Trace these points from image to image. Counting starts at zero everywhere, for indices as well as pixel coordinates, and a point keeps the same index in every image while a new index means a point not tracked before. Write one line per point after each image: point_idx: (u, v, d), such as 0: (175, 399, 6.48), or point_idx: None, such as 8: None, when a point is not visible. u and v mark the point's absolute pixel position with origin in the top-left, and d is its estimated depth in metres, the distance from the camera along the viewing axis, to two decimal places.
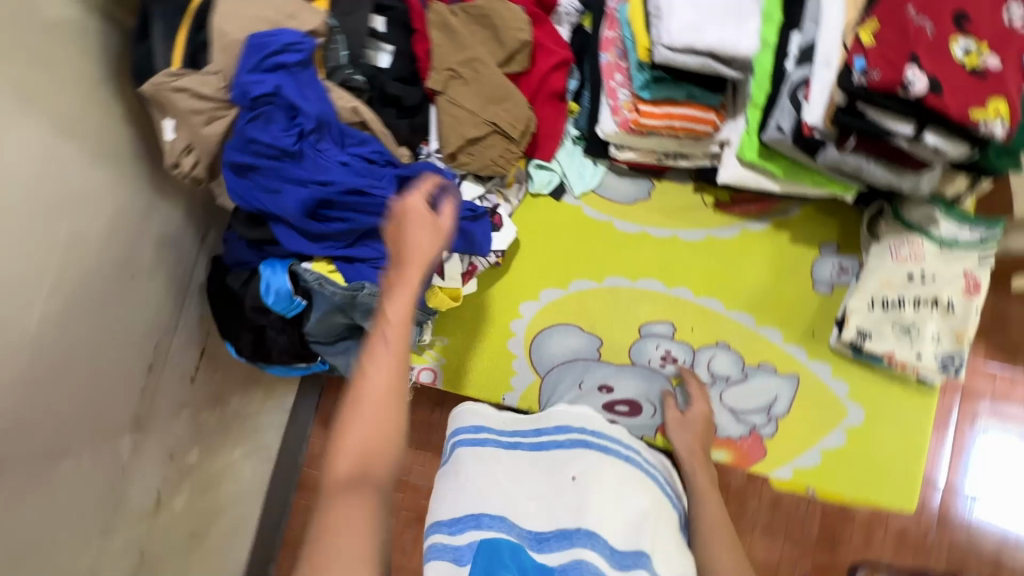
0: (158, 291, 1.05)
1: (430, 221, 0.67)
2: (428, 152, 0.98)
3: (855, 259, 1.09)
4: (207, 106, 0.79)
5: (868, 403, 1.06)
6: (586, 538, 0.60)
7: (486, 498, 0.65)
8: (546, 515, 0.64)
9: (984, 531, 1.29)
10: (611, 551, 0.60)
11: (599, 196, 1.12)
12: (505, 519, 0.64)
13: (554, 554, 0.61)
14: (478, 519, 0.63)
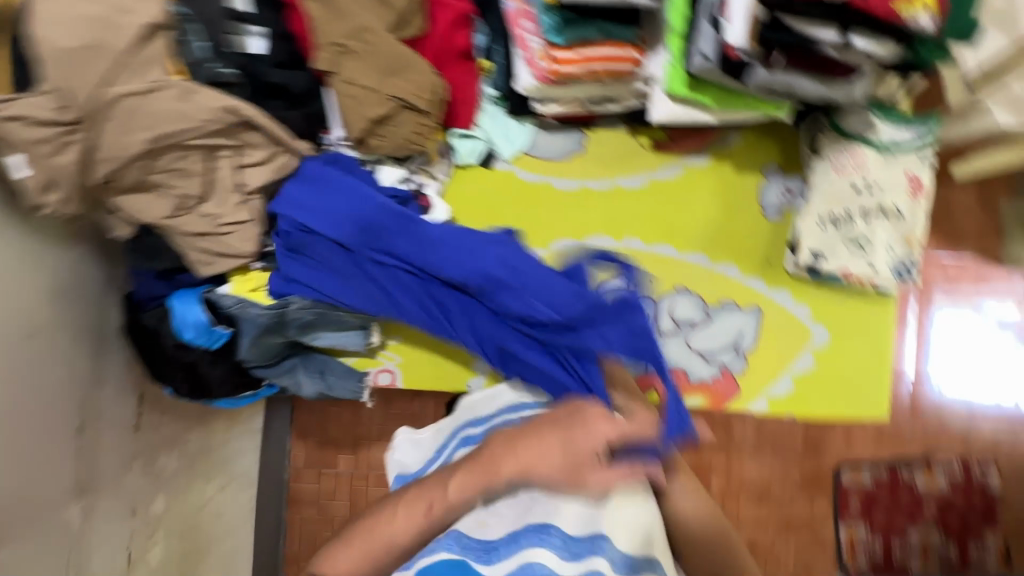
0: (68, 345, 0.95)
1: (588, 438, 0.64)
2: (332, 141, 0.89)
3: (799, 179, 1.06)
4: (48, 131, 0.67)
5: (830, 322, 1.05)
6: (535, 535, 0.62)
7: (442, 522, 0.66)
8: (498, 524, 0.65)
9: (953, 409, 1.37)
10: (561, 543, 0.61)
11: (531, 156, 1.05)
12: (455, 536, 0.65)
13: (504, 561, 0.61)
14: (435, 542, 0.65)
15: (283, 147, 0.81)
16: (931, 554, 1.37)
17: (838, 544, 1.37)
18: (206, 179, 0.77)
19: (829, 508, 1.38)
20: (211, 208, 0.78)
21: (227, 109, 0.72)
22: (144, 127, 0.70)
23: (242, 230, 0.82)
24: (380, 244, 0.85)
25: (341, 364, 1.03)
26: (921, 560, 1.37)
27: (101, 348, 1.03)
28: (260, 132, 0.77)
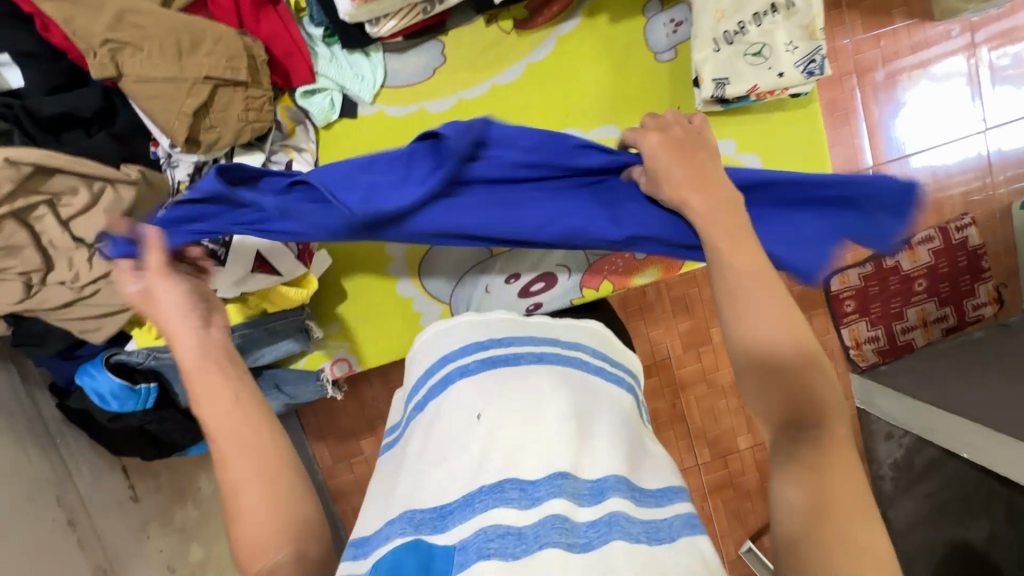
0: (15, 453, 0.90)
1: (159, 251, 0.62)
2: (165, 152, 0.78)
3: (684, 7, 0.95)
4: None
5: (759, 147, 0.99)
6: (489, 497, 0.51)
7: (393, 506, 0.56)
8: (443, 486, 0.54)
9: (918, 180, 1.37)
10: (519, 494, 0.51)
11: (393, 88, 0.94)
12: (403, 516, 0.53)
13: (457, 528, 0.50)
14: (382, 531, 0.54)
15: (103, 180, 0.71)
16: (931, 324, 1.44)
17: (845, 347, 1.43)
18: (40, 246, 0.69)
19: (828, 320, 1.42)
20: (60, 274, 0.71)
21: (10, 160, 0.62)
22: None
23: (110, 283, 0.74)
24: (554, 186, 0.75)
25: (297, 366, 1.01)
26: (922, 333, 1.44)
27: (52, 443, 0.98)
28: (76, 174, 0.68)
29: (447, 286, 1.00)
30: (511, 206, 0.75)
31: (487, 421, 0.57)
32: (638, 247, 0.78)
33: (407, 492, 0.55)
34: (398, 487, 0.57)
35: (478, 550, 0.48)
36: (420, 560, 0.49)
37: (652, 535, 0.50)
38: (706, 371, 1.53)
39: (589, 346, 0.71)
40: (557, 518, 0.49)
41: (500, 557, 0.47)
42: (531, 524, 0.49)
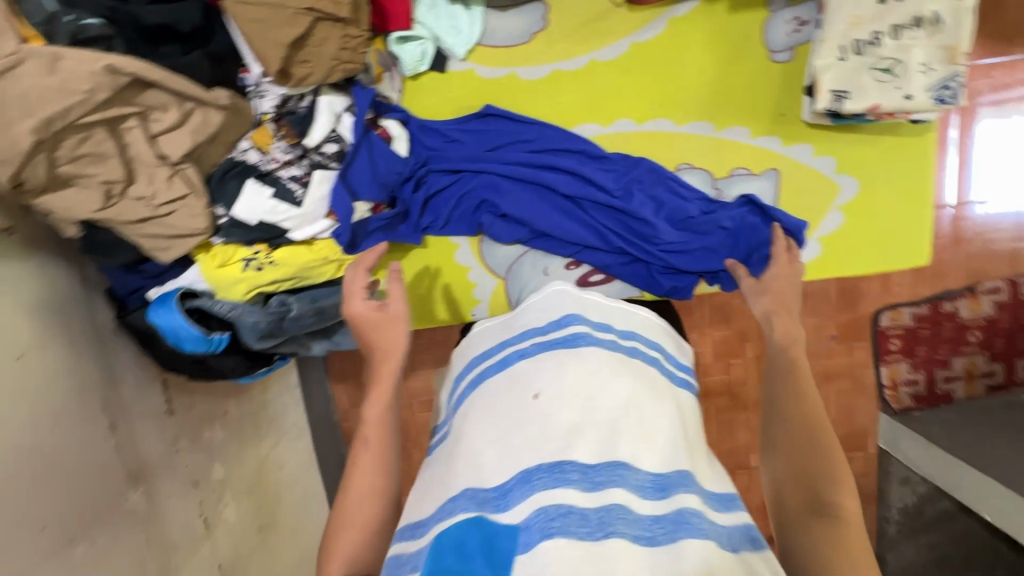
0: (70, 353, 0.92)
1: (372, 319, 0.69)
2: (255, 80, 0.78)
3: (812, 5, 0.87)
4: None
5: (858, 169, 0.93)
6: (549, 476, 0.49)
7: (448, 479, 0.54)
8: (501, 461, 0.52)
9: (1000, 228, 1.29)
10: (582, 473, 0.50)
11: (488, 47, 0.90)
12: (463, 493, 0.51)
13: (518, 507, 0.48)
14: (442, 508, 0.52)
15: (195, 102, 0.70)
16: (976, 377, 1.36)
17: (880, 385, 1.38)
18: (125, 157, 0.68)
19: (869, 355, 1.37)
20: (140, 189, 0.70)
21: (110, 68, 0.61)
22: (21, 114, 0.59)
23: (186, 206, 0.74)
24: (641, 202, 0.91)
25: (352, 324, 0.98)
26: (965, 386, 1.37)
27: (105, 348, 1.00)
28: (170, 91, 0.67)
29: (504, 261, 0.99)
30: (571, 213, 0.92)
31: (545, 402, 0.56)
32: (675, 275, 0.94)
33: (465, 467, 0.54)
34: (454, 466, 0.55)
35: (541, 530, 0.46)
36: (483, 536, 0.47)
37: (721, 538, 0.49)
38: (733, 383, 1.50)
39: (644, 336, 0.67)
40: (620, 508, 0.48)
41: (565, 538, 0.45)
42: (595, 508, 0.48)
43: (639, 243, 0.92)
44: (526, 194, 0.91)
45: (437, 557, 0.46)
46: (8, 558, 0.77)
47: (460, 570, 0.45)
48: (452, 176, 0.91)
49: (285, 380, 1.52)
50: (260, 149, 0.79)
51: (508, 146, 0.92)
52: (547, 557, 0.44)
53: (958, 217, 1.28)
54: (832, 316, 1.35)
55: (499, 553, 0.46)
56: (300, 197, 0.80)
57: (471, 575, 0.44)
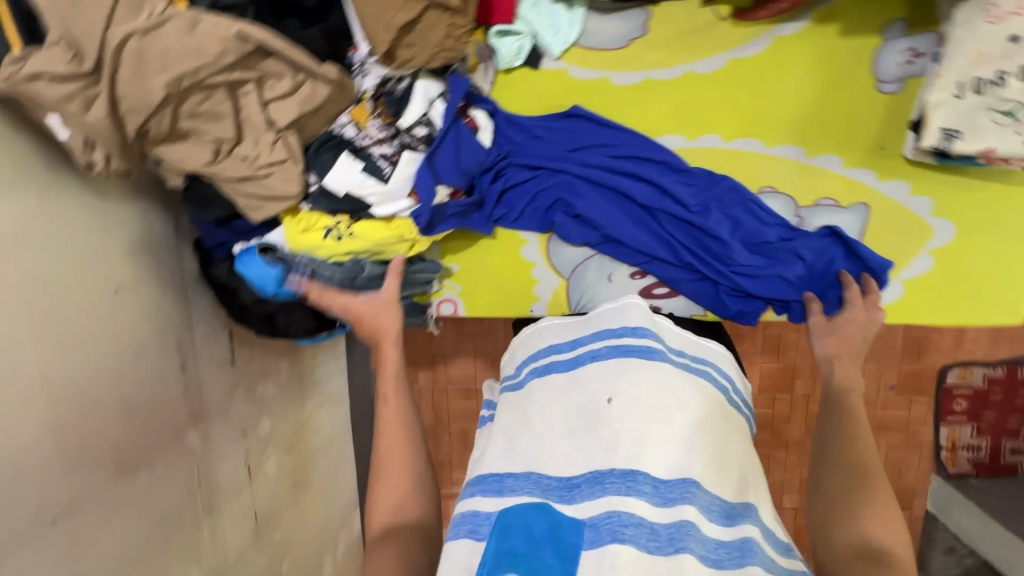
0: (157, 293, 0.99)
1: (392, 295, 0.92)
2: (361, 59, 0.81)
3: (931, 36, 0.82)
4: (75, 87, 0.62)
5: (957, 214, 0.88)
6: (622, 482, 0.53)
7: (515, 460, 0.59)
8: (575, 457, 0.57)
9: None
10: (653, 487, 0.53)
11: (583, 48, 0.90)
12: (530, 475, 0.57)
13: (586, 503, 0.53)
14: (501, 481, 0.58)
15: (307, 73, 0.74)
16: None
17: (939, 446, 1.36)
18: (237, 119, 0.73)
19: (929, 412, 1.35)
20: (246, 148, 0.75)
21: (240, 34, 0.66)
22: (158, 68, 0.64)
23: (283, 170, 0.78)
24: (719, 220, 0.90)
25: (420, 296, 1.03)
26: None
27: (186, 294, 1.07)
28: (286, 60, 0.71)
29: (571, 261, 0.99)
30: (644, 223, 0.93)
31: (618, 407, 0.58)
32: (741, 299, 0.92)
33: (533, 454, 0.59)
34: (521, 448, 0.60)
35: (612, 533, 0.50)
36: (549, 524, 0.52)
37: (779, 568, 0.52)
38: (776, 419, 1.49)
39: (714, 366, 0.70)
40: (691, 525, 0.51)
41: (636, 543, 0.49)
42: (665, 523, 0.51)
43: (711, 263, 0.91)
44: (602, 199, 0.93)
45: (504, 532, 0.51)
46: (84, 472, 0.84)
47: (527, 551, 0.50)
48: (532, 171, 0.93)
49: (334, 350, 1.58)
50: (357, 125, 0.82)
51: (591, 148, 0.92)
52: (619, 557, 0.48)
53: None
54: (896, 364, 1.33)
55: (567, 546, 0.50)
56: (387, 174, 0.84)
57: (540, 559, 0.49)
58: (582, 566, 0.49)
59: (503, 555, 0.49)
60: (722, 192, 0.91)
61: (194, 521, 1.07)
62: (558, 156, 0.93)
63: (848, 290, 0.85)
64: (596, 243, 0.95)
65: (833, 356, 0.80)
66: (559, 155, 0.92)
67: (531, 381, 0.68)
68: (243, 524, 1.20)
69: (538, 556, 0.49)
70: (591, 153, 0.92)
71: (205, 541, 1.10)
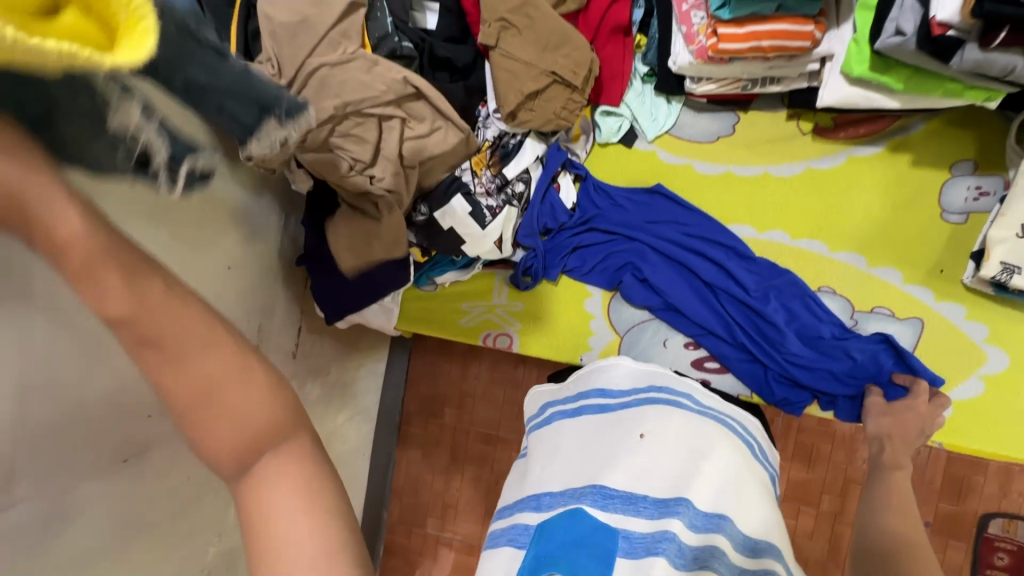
0: (254, 277, 1.10)
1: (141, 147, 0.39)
2: (486, 113, 0.94)
3: (998, 179, 0.90)
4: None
5: (1012, 347, 0.91)
6: (654, 508, 0.57)
7: (547, 481, 0.64)
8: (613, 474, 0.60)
9: None
10: (686, 509, 0.57)
11: (674, 137, 1.03)
12: (565, 491, 0.61)
13: (618, 515, 0.57)
14: (540, 499, 0.63)
15: (444, 121, 0.87)
16: None
17: None
18: (376, 147, 0.84)
19: (967, 558, 1.34)
20: None
21: (404, 79, 0.81)
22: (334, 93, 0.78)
23: (391, 195, 0.88)
24: (774, 309, 0.96)
25: (183, 8, 0.43)
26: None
27: (275, 285, 1.18)
28: (427, 103, 0.85)
29: (630, 320, 1.04)
30: (705, 300, 1.00)
31: (649, 443, 0.63)
32: (792, 388, 0.96)
33: (566, 475, 0.63)
34: (554, 470, 0.65)
35: (647, 548, 0.55)
36: (584, 530, 0.56)
37: None
38: (799, 533, 1.45)
39: (743, 423, 0.73)
40: (719, 550, 0.55)
41: (668, 558, 0.54)
42: (696, 544, 0.55)
43: (764, 347, 0.96)
44: (669, 270, 1.01)
45: (543, 538, 0.57)
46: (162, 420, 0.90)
47: (564, 554, 0.54)
48: (609, 237, 1.03)
49: (375, 368, 1.66)
50: (474, 172, 0.95)
51: (664, 223, 1.02)
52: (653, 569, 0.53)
53: None
54: (933, 498, 1.35)
55: (603, 550, 0.55)
56: (488, 222, 0.94)
57: (569, 560, 0.53)
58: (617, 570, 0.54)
59: (543, 557, 0.54)
60: (780, 282, 0.98)
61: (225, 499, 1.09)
62: (633, 225, 1.03)
63: (914, 383, 0.89)
64: (658, 310, 1.02)
65: (884, 435, 0.84)
66: (635, 227, 1.02)
67: (559, 419, 0.71)
68: None
69: (574, 558, 0.54)
70: (664, 228, 1.02)
71: (230, 522, 1.11)
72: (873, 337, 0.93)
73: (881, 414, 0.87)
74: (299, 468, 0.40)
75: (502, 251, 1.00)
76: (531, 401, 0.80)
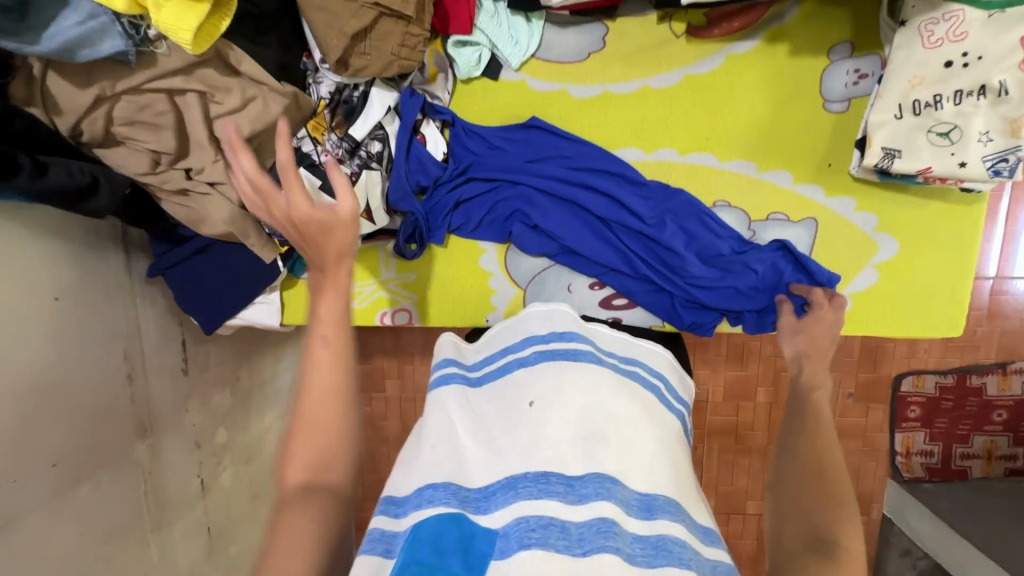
0: (101, 299, 0.92)
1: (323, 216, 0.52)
2: (314, 66, 0.81)
3: (874, 59, 0.85)
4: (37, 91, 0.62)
5: (900, 231, 0.91)
6: (534, 485, 0.51)
7: (427, 464, 0.56)
8: (492, 464, 0.55)
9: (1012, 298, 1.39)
10: (567, 486, 0.51)
11: (542, 61, 0.92)
12: (447, 484, 0.53)
13: (498, 513, 0.50)
14: (421, 493, 0.53)
15: (259, 88, 0.71)
16: (995, 458, 1.43)
17: (893, 451, 1.47)
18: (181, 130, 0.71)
19: (885, 417, 1.46)
20: (189, 161, 0.73)
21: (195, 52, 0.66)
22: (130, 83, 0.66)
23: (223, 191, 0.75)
24: (673, 235, 0.91)
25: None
26: (982, 464, 1.44)
27: (133, 300, 0.99)
28: (244, 78, 0.71)
29: (529, 271, 0.97)
30: (602, 235, 0.94)
31: (539, 410, 0.56)
32: (698, 310, 0.94)
33: (448, 459, 0.56)
34: (431, 446, 0.57)
35: (518, 539, 0.47)
36: (461, 534, 0.49)
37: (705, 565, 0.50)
38: (738, 426, 1.53)
39: (647, 366, 0.69)
40: (608, 523, 0.48)
41: (544, 546, 0.46)
42: (577, 523, 0.48)
43: (667, 274, 0.92)
44: (560, 210, 0.93)
45: (414, 542, 0.48)
46: (24, 487, 0.79)
47: (434, 560, 0.46)
48: (491, 184, 0.93)
49: (297, 357, 1.55)
50: (314, 139, 0.81)
51: (548, 157, 0.93)
52: (523, 564, 0.45)
53: (987, 291, 1.40)
54: (852, 372, 1.44)
55: (476, 554, 0.48)
56: None
57: (445, 570, 0.45)
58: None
59: (410, 565, 0.45)
60: (674, 204, 0.92)
61: (140, 538, 1.00)
62: (515, 166, 0.93)
63: (812, 294, 0.86)
64: (556, 256, 0.95)
65: (801, 355, 0.76)
66: (516, 170, 0.93)
67: (457, 383, 0.64)
68: (195, 540, 1.14)
69: (443, 565, 0.46)
70: (547, 167, 0.92)
71: (154, 557, 1.03)
72: (772, 245, 0.91)
73: (794, 335, 0.81)
74: (317, 506, 0.50)
75: (377, 222, 0.88)
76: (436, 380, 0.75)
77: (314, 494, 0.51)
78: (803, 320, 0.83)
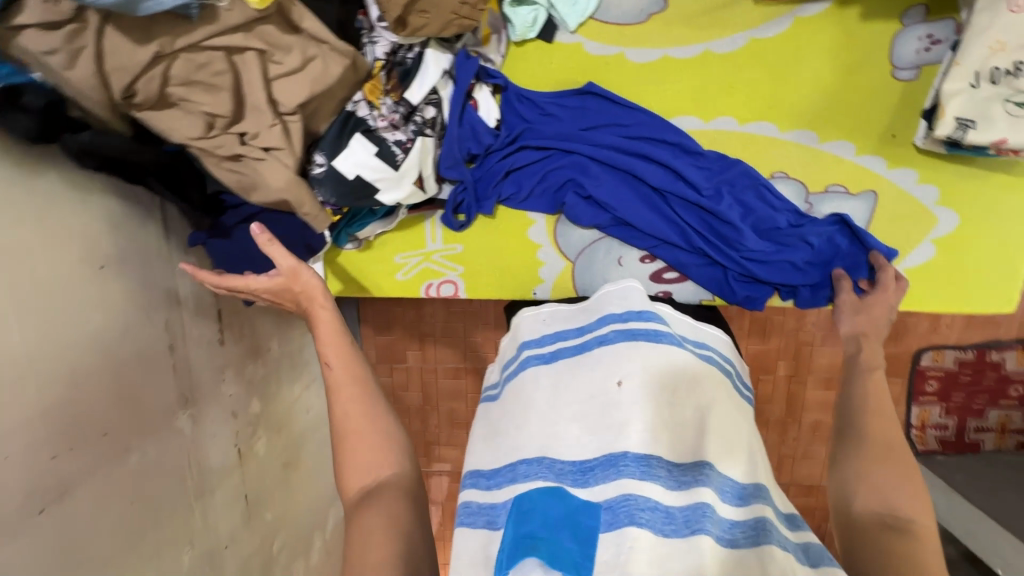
0: (141, 268, 0.89)
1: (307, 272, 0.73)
2: (370, 24, 0.76)
3: (949, 23, 0.82)
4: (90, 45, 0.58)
5: (961, 204, 0.89)
6: (636, 466, 0.53)
7: (523, 444, 0.59)
8: (589, 440, 0.56)
9: None
10: (668, 473, 0.54)
11: (599, 21, 0.88)
12: (541, 461, 0.57)
13: (599, 487, 0.53)
14: (515, 469, 0.57)
15: (320, 47, 0.69)
16: (1008, 432, 1.44)
17: (911, 424, 1.49)
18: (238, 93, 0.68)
19: (904, 391, 1.48)
20: (244, 126, 0.70)
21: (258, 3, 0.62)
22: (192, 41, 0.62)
23: (277, 157, 0.72)
24: (729, 206, 0.89)
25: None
26: (997, 437, 1.45)
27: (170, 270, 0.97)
28: (306, 35, 0.68)
29: (578, 243, 0.96)
30: (656, 206, 0.92)
31: (630, 391, 0.57)
32: (752, 284, 0.92)
33: (541, 437, 0.58)
34: (527, 428, 0.60)
35: (631, 516, 0.50)
36: (565, 509, 0.52)
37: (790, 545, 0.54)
38: (760, 400, 1.54)
39: (718, 351, 0.71)
40: (707, 507, 0.52)
41: (652, 527, 0.50)
42: (681, 507, 0.52)
43: (722, 248, 0.90)
44: (613, 180, 0.91)
45: (520, 515, 0.52)
46: (75, 457, 0.77)
47: (548, 535, 0.49)
48: (544, 153, 0.90)
49: None
50: (370, 103, 0.77)
51: (603, 125, 0.90)
52: (636, 541, 0.49)
53: None
54: None
55: (584, 528, 0.51)
56: (400, 161, 0.80)
57: (559, 542, 0.49)
58: (600, 549, 0.49)
59: (524, 541, 0.49)
60: (731, 175, 0.90)
61: (185, 507, 1.00)
62: (569, 135, 0.90)
63: (882, 271, 0.85)
64: (608, 228, 0.93)
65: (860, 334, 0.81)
66: (570, 138, 0.90)
67: (534, 365, 0.65)
68: (235, 509, 1.14)
69: (558, 540, 0.49)
70: (602, 137, 0.90)
71: (198, 525, 1.03)
72: (830, 220, 0.89)
73: (855, 314, 0.83)
74: (391, 504, 0.63)
75: (426, 191, 0.87)
76: (500, 354, 0.76)
77: (377, 496, 0.63)
78: (864, 299, 0.85)
